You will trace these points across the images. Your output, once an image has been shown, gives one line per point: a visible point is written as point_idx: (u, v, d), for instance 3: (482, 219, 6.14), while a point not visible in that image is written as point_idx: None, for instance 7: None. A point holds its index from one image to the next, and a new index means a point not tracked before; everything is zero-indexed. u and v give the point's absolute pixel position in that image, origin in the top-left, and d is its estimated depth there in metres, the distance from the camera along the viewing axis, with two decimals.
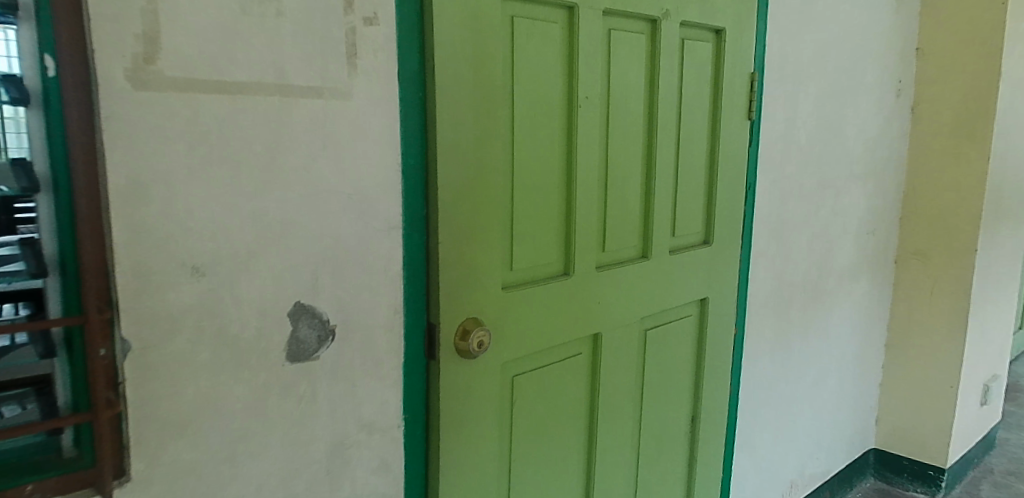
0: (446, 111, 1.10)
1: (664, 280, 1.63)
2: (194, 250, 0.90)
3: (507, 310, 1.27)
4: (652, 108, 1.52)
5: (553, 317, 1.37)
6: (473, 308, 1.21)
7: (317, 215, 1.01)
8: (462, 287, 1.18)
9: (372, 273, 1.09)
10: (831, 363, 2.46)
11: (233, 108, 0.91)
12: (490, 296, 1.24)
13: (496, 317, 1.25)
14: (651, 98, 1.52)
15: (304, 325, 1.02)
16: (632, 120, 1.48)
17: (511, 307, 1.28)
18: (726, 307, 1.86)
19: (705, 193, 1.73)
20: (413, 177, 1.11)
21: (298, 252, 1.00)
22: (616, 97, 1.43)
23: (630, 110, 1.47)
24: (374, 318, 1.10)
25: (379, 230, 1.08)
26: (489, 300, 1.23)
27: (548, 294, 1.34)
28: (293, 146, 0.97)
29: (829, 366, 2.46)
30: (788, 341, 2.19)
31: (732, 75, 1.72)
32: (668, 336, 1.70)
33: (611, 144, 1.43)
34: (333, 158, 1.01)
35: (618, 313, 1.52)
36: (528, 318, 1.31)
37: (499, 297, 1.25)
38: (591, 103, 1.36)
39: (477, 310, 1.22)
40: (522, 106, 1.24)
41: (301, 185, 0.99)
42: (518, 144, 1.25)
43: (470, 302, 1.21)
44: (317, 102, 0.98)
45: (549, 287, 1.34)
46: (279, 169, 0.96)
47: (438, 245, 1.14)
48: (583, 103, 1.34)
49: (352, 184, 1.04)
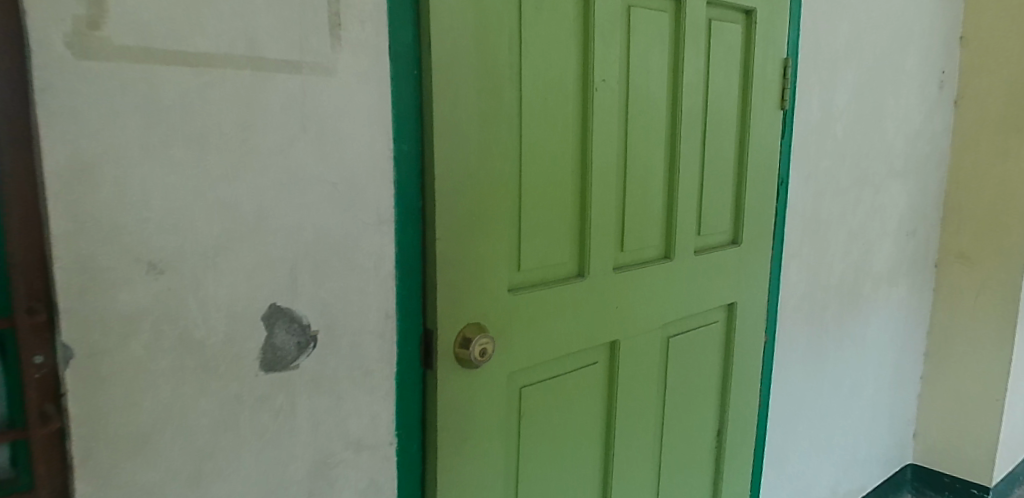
0: (444, 89, 0.99)
1: (688, 283, 1.50)
2: (150, 244, 0.79)
3: (513, 314, 1.15)
4: (676, 95, 1.39)
5: (566, 323, 1.24)
6: (475, 312, 1.09)
7: (295, 205, 0.89)
8: (464, 289, 1.06)
9: (361, 272, 0.97)
10: (867, 372, 2.30)
11: (195, 82, 0.80)
12: (495, 299, 1.11)
13: (501, 322, 1.13)
14: (675, 84, 1.39)
15: (281, 330, 0.91)
16: (655, 108, 1.35)
17: (518, 311, 1.15)
18: (756, 312, 1.72)
19: (733, 188, 1.60)
20: (407, 164, 0.99)
21: (273, 248, 0.88)
22: (636, 81, 1.30)
23: (651, 96, 1.34)
24: (363, 322, 0.98)
25: (368, 223, 0.96)
26: (493, 303, 1.11)
27: (560, 297, 1.22)
28: (267, 126, 0.86)
29: (866, 375, 2.30)
30: (823, 349, 2.04)
31: (763, 60, 1.58)
32: (692, 344, 1.56)
33: (631, 133, 1.31)
34: (314, 141, 0.90)
35: (638, 318, 1.39)
36: (537, 322, 1.19)
37: (505, 300, 1.13)
38: (609, 86, 1.24)
39: (481, 314, 1.10)
40: (531, 88, 1.12)
41: (277, 171, 0.87)
42: (527, 129, 1.12)
43: (473, 305, 1.08)
44: (295, 78, 0.87)
45: (561, 290, 1.22)
46: (251, 152, 0.85)
47: (436, 240, 1.02)
48: (599, 86, 1.22)
49: (336, 172, 0.92)
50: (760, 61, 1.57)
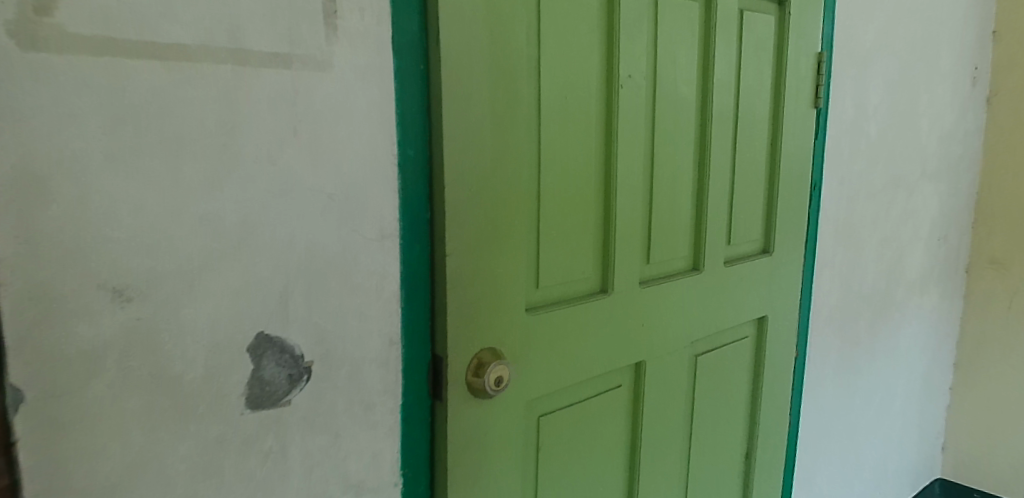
0: (454, 86, 0.87)
1: (717, 296, 1.38)
2: (115, 268, 0.68)
3: (531, 336, 1.03)
4: (706, 92, 1.27)
5: (588, 344, 1.12)
6: (490, 336, 0.97)
7: (286, 220, 0.78)
8: (477, 310, 0.95)
9: (362, 294, 0.85)
10: (897, 385, 2.17)
11: (168, 77, 0.68)
12: (511, 321, 1.00)
13: (518, 346, 1.01)
14: (705, 80, 1.27)
15: (269, 362, 0.79)
16: (683, 106, 1.23)
17: (536, 333, 1.04)
18: (787, 326, 1.60)
19: (765, 194, 1.48)
20: (413, 172, 0.88)
21: (260, 268, 0.77)
22: (664, 77, 1.18)
23: (680, 94, 1.22)
24: (364, 350, 0.87)
25: (370, 239, 0.85)
26: (510, 325, 1.00)
27: (582, 316, 1.10)
28: (253, 130, 0.74)
29: (896, 388, 2.18)
30: (853, 362, 1.92)
31: (796, 54, 1.46)
32: (721, 362, 1.44)
33: (658, 135, 1.19)
34: (307, 146, 0.78)
35: (664, 336, 1.27)
36: (557, 344, 1.07)
37: (522, 322, 1.01)
38: (635, 82, 1.12)
39: (496, 338, 0.98)
40: (551, 85, 1.00)
41: (265, 181, 0.76)
42: (546, 131, 1.01)
43: (487, 329, 0.97)
44: (284, 74, 0.76)
45: (583, 308, 1.10)
46: (234, 159, 0.73)
47: (446, 257, 0.90)
48: (625, 82, 1.10)
49: (332, 181, 0.81)
50: (793, 56, 1.45)
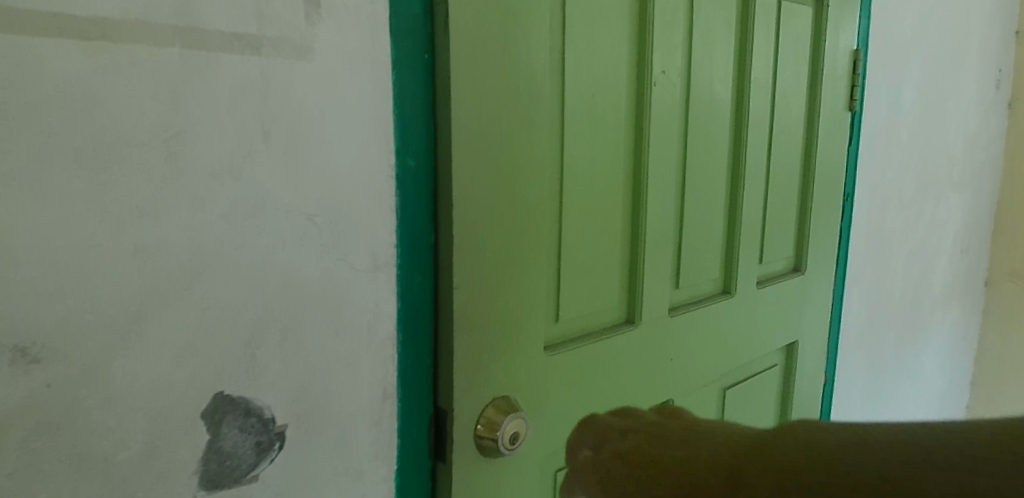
0: (463, 82, 0.70)
1: (748, 322, 1.23)
2: (18, 320, 0.50)
3: (550, 380, 0.87)
4: (744, 90, 1.11)
5: (613, 384, 0.96)
6: (503, 382, 0.81)
7: (254, 248, 0.61)
8: (488, 353, 0.78)
9: (350, 339, 0.68)
10: (917, 406, 2.04)
11: (93, 65, 0.51)
12: (528, 364, 0.83)
13: (535, 392, 0.85)
14: (742, 77, 1.10)
15: (231, 429, 0.62)
16: (720, 108, 1.07)
17: (555, 376, 0.87)
18: (816, 352, 1.45)
19: (798, 207, 1.32)
20: (413, 187, 0.71)
21: (220, 313, 0.60)
22: (700, 74, 1.01)
23: (717, 93, 1.05)
24: (352, 407, 0.70)
25: (360, 271, 0.68)
26: (526, 369, 0.83)
27: (606, 353, 0.94)
28: (208, 134, 0.57)
29: (916, 410, 2.04)
30: (878, 385, 1.78)
31: (834, 51, 1.31)
32: (751, 394, 1.29)
33: (692, 140, 1.03)
34: (282, 155, 0.61)
35: (693, 369, 1.11)
36: (578, 387, 0.91)
37: (540, 363, 0.85)
38: (669, 79, 0.95)
39: (511, 384, 0.82)
40: (576, 81, 0.84)
41: (226, 201, 0.59)
42: (570, 136, 0.84)
43: (501, 375, 0.80)
44: (251, 62, 0.58)
45: (607, 344, 0.94)
46: (184, 173, 0.56)
47: (453, 291, 0.73)
48: (658, 79, 0.94)
49: (313, 199, 0.64)
50: (831, 53, 1.30)
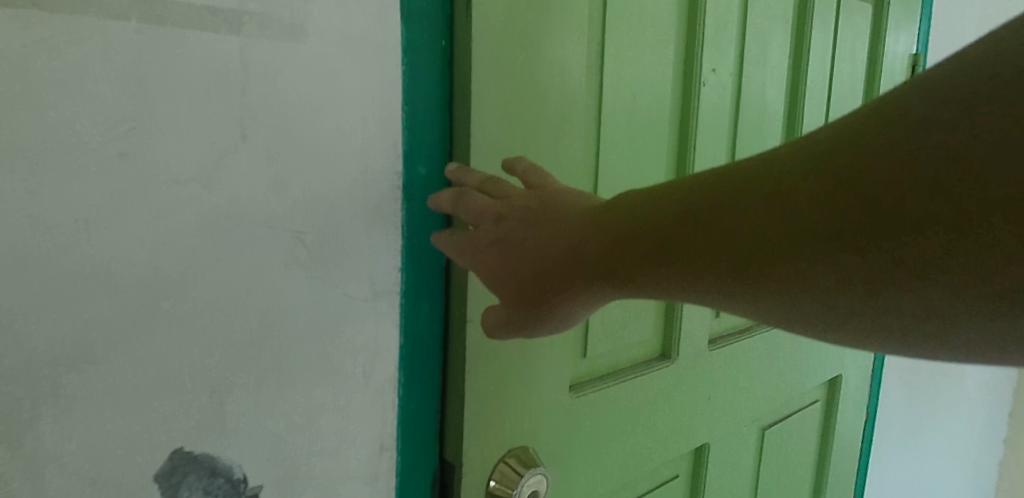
0: (485, 76, 0.58)
1: (794, 355, 1.10)
2: None
3: (575, 426, 0.74)
4: (798, 95, 0.96)
5: (646, 429, 0.83)
6: (522, 432, 0.68)
7: (227, 275, 0.49)
8: (505, 399, 0.66)
9: (341, 382, 0.57)
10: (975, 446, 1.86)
11: (20, 38, 0.40)
12: (552, 410, 0.71)
13: (558, 442, 0.73)
14: (798, 79, 0.95)
15: (194, 492, 0.51)
16: (773, 115, 0.93)
17: (582, 422, 0.75)
18: (861, 386, 1.31)
19: None
20: (423, 199, 0.59)
21: (180, 355, 0.48)
22: (754, 74, 0.87)
23: (770, 98, 0.91)
24: (341, 462, 0.58)
25: (357, 301, 0.56)
26: (550, 416, 0.71)
27: (640, 394, 0.81)
28: (171, 131, 0.45)
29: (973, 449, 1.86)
30: (932, 423, 1.60)
31: (892, 55, 1.17)
32: (793, 435, 1.15)
33: (742, 152, 0.88)
34: (265, 160, 0.49)
35: (733, 410, 0.98)
36: (607, 433, 0.78)
37: (565, 409, 0.72)
38: (720, 79, 0.82)
39: (531, 434, 0.69)
40: (619, 79, 0.70)
41: (192, 217, 0.46)
42: (609, 144, 0.71)
43: (520, 423, 0.68)
44: (228, 42, 0.46)
45: (642, 383, 0.81)
46: (138, 179, 0.44)
47: (465, 324, 0.62)
48: (708, 79, 0.79)
49: (302, 214, 0.51)
50: (890, 58, 1.16)
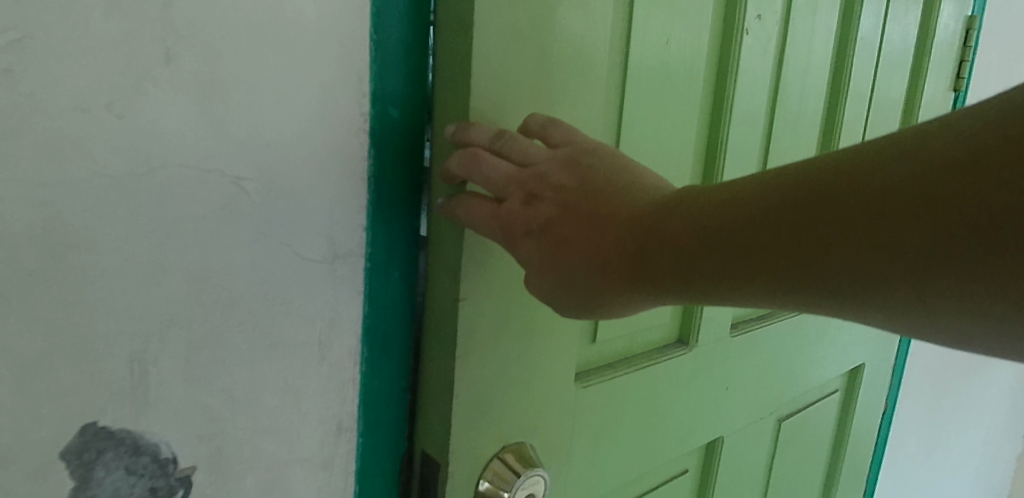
0: (496, 13, 0.48)
1: (817, 341, 1.01)
2: None
3: (581, 418, 0.66)
4: (846, 57, 0.85)
5: (657, 422, 0.76)
6: (520, 426, 0.60)
7: (149, 225, 0.42)
8: (502, 387, 0.57)
9: (290, 351, 0.50)
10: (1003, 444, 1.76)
11: None
12: (556, 402, 0.62)
13: (561, 437, 0.64)
14: (851, 33, 0.84)
15: (112, 472, 0.44)
16: (815, 76, 0.82)
17: (590, 414, 0.67)
18: (885, 377, 1.22)
19: None
20: (395, 147, 0.51)
21: (90, 316, 0.41)
22: (800, 25, 0.76)
23: (814, 54, 0.80)
24: (291, 441, 0.51)
25: (310, 262, 0.49)
26: (553, 408, 0.62)
27: (652, 383, 0.73)
28: (72, 48, 0.37)
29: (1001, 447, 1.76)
30: (954, 415, 1.51)
31: (961, 14, 1.02)
32: (810, 426, 1.07)
33: (778, 116, 0.78)
34: (194, 89, 0.41)
35: (751, 401, 0.90)
36: (618, 427, 0.71)
37: (569, 400, 0.64)
38: (764, 27, 0.72)
39: (530, 429, 0.61)
40: (651, 21, 0.60)
41: (102, 153, 0.39)
42: (635, 98, 0.61)
43: (516, 416, 0.59)
44: None
45: (655, 372, 0.73)
46: (31, 103, 0.37)
47: (458, 302, 0.52)
48: (751, 27, 0.70)
49: (241, 154, 0.44)
50: (958, 16, 1.01)
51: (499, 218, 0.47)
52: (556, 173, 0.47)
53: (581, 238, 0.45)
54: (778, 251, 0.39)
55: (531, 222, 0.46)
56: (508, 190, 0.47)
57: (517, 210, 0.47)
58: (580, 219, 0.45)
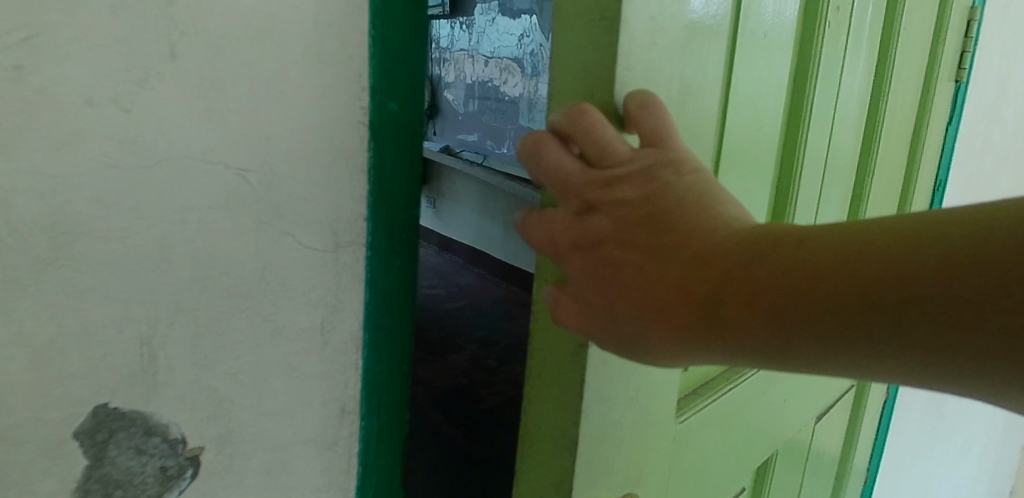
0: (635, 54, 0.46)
1: None
2: None
3: (677, 454, 0.63)
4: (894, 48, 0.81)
5: (731, 444, 0.72)
6: (627, 474, 0.57)
7: (155, 214, 0.44)
8: (619, 436, 0.55)
9: (294, 336, 0.51)
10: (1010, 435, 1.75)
11: None
12: (657, 443, 0.60)
13: (660, 478, 0.62)
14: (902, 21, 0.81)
15: (124, 451, 0.46)
16: (865, 76, 0.77)
17: (684, 448, 0.64)
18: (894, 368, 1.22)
19: (923, 196, 1.05)
20: (395, 139, 0.52)
21: (99, 302, 0.43)
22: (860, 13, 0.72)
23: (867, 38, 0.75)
24: (294, 423, 0.53)
25: (312, 250, 0.51)
26: (655, 449, 0.60)
27: (733, 407, 0.70)
28: (79, 45, 0.39)
29: (1008, 438, 1.75)
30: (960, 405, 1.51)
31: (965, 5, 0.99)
32: (836, 426, 1.05)
33: (839, 110, 0.74)
34: (198, 84, 0.43)
35: (800, 410, 0.87)
36: (704, 456, 0.68)
37: (669, 439, 0.61)
38: (841, 18, 0.68)
39: (636, 475, 0.58)
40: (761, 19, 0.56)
41: (110, 146, 0.41)
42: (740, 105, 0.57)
43: (626, 465, 0.57)
44: None
45: (736, 395, 0.70)
46: (40, 98, 0.39)
47: (583, 348, 0.49)
48: (832, 19, 0.66)
49: (243, 146, 0.46)
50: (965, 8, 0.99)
51: (557, 224, 0.45)
52: (624, 185, 0.43)
53: (638, 264, 0.42)
54: (848, 297, 0.38)
55: (582, 235, 0.44)
56: (572, 192, 0.44)
57: (573, 217, 0.44)
58: (641, 243, 0.42)
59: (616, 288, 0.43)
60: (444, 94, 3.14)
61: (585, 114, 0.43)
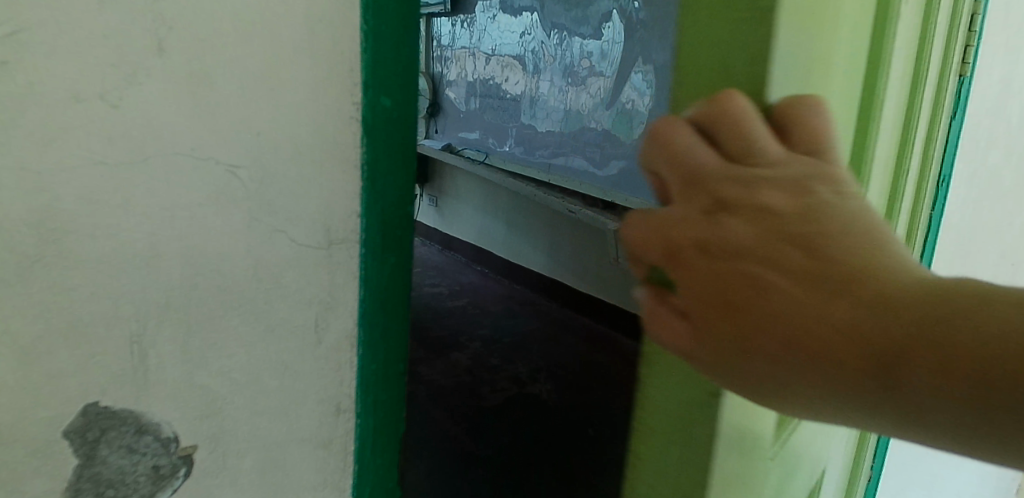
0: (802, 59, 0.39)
1: None
2: None
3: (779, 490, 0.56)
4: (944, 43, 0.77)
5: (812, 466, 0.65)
6: None
7: (145, 211, 0.43)
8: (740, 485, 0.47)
9: (287, 333, 0.51)
10: None
11: None
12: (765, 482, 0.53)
13: None
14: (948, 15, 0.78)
15: (115, 450, 0.46)
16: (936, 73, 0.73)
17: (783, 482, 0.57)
18: None
19: (933, 192, 1.03)
20: (389, 134, 0.52)
21: (89, 300, 0.42)
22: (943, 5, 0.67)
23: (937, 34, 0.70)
24: (288, 420, 0.53)
25: (305, 247, 0.50)
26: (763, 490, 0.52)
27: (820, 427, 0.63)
28: (65, 39, 0.39)
29: None
30: None
31: None
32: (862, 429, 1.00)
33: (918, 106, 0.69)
34: (187, 79, 0.43)
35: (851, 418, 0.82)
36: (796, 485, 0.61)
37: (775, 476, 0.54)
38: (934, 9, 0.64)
39: None
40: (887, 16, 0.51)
41: (99, 142, 0.41)
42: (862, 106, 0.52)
43: None
44: None
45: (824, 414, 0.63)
46: (25, 93, 0.38)
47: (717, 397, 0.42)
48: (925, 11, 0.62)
49: (234, 141, 0.45)
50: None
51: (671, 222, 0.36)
52: (776, 194, 0.34)
53: (780, 294, 0.33)
54: None
55: (708, 238, 0.34)
56: (702, 183, 0.35)
57: (697, 215, 0.35)
58: (790, 266, 0.33)
59: (743, 308, 0.33)
60: (445, 92, 3.13)
61: (734, 102, 0.36)
